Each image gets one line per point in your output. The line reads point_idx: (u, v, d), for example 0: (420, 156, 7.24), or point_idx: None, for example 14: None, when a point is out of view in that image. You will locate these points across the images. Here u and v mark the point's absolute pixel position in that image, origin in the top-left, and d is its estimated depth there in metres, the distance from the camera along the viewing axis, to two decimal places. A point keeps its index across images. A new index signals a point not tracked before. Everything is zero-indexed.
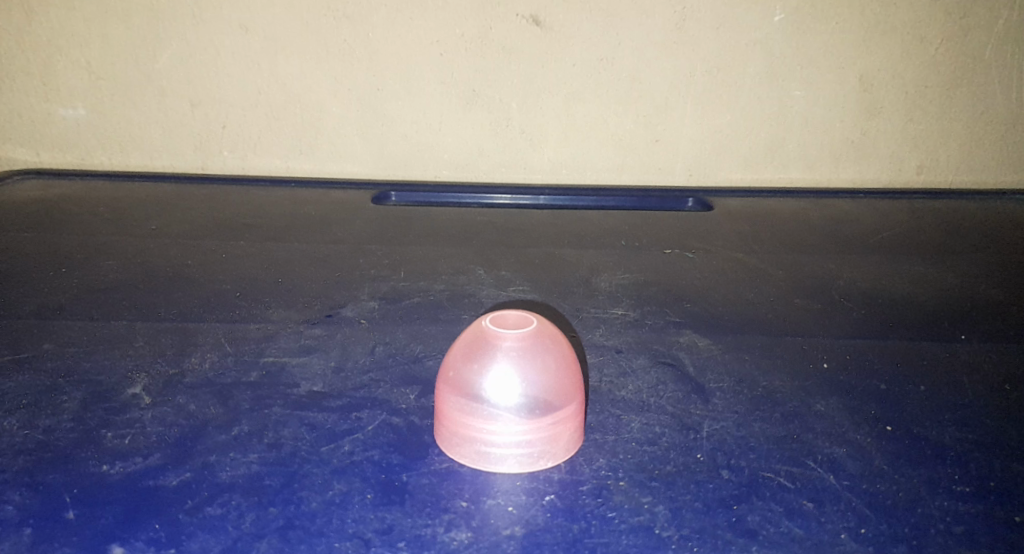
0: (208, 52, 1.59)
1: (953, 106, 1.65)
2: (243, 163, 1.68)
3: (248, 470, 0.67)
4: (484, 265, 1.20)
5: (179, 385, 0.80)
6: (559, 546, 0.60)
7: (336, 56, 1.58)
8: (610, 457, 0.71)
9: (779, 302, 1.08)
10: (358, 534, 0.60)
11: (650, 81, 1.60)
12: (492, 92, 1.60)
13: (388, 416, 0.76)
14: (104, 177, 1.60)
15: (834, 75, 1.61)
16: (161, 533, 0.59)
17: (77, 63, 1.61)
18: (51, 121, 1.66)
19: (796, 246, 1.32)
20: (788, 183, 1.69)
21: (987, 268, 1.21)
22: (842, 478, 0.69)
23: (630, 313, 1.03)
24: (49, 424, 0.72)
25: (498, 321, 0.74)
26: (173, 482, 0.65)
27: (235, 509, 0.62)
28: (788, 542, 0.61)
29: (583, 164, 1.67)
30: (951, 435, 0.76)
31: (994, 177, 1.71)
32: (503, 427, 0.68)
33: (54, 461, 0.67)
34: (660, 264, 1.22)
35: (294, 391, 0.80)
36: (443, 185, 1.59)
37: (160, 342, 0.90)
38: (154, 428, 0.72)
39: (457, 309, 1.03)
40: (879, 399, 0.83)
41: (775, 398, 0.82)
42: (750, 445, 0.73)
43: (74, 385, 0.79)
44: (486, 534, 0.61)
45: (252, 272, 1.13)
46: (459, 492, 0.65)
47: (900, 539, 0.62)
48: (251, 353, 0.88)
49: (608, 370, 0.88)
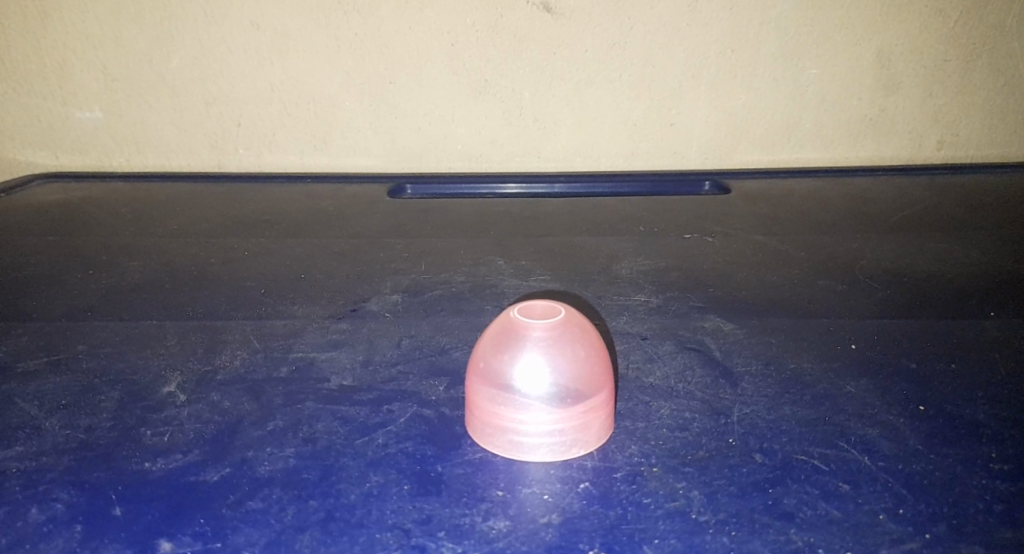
0: (221, 50, 1.60)
1: (972, 80, 1.63)
2: (257, 160, 1.68)
3: (286, 465, 0.68)
4: (503, 256, 1.20)
5: (212, 382, 0.81)
6: (597, 533, 0.60)
7: (347, 51, 1.59)
8: (641, 444, 0.71)
9: (802, 284, 1.08)
10: (397, 525, 0.61)
11: (663, 65, 1.59)
12: (504, 81, 1.60)
13: (418, 408, 0.76)
14: (123, 178, 1.61)
15: (850, 52, 1.59)
16: (206, 527, 0.60)
17: (92, 65, 1.62)
18: (68, 124, 1.67)
19: (816, 226, 1.31)
20: (805, 164, 1.68)
21: (1011, 243, 1.20)
22: (876, 459, 0.69)
23: (653, 299, 1.03)
24: (89, 424, 0.73)
25: (525, 312, 0.74)
26: (214, 478, 0.66)
27: (276, 503, 0.63)
28: (826, 524, 0.61)
29: (597, 151, 1.67)
30: (984, 412, 0.76)
31: (1015, 151, 1.70)
32: (534, 416, 0.68)
33: (96, 460, 0.68)
34: (680, 249, 1.22)
35: (325, 386, 0.81)
36: (458, 177, 1.59)
37: (189, 340, 0.91)
38: (191, 426, 0.73)
39: (480, 300, 1.03)
40: (909, 379, 0.82)
41: (804, 381, 0.82)
42: (781, 428, 0.74)
43: (109, 385, 0.80)
44: (523, 523, 0.61)
45: (274, 268, 1.14)
46: (494, 482, 0.66)
47: (939, 518, 0.62)
48: (280, 349, 0.89)
49: (634, 356, 0.88)
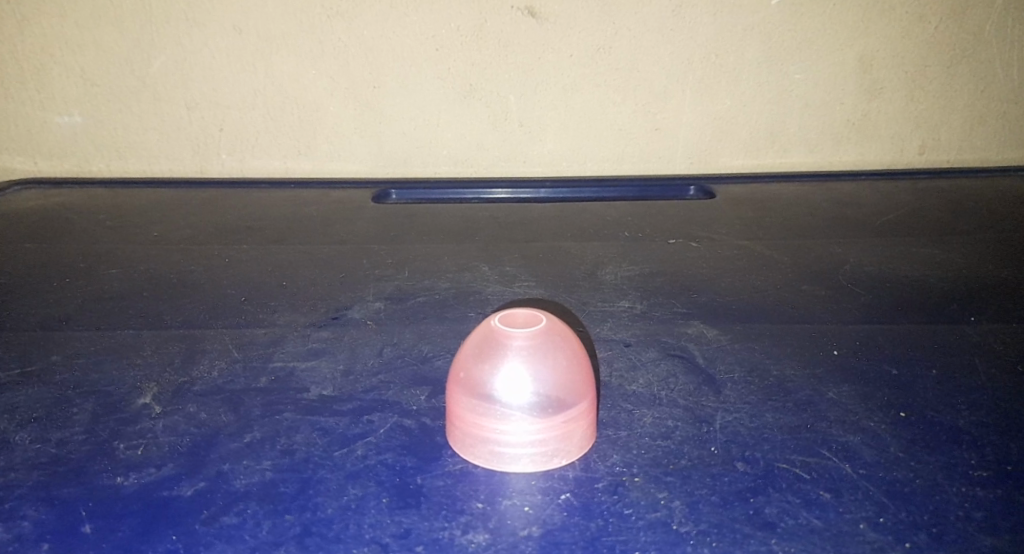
0: (203, 54, 1.58)
1: (955, 85, 1.64)
2: (241, 165, 1.67)
3: (263, 478, 0.67)
4: (488, 261, 1.19)
5: (189, 393, 0.80)
6: (577, 546, 0.59)
7: (332, 56, 1.57)
8: (624, 453, 0.71)
9: (786, 289, 1.07)
10: (375, 540, 0.60)
11: (649, 69, 1.59)
12: (490, 86, 1.60)
13: (399, 418, 0.76)
14: (104, 184, 1.59)
15: (834, 57, 1.60)
16: (178, 544, 0.59)
17: (72, 70, 1.60)
18: (47, 130, 1.65)
19: (801, 231, 1.31)
20: (790, 167, 1.69)
21: (993, 247, 1.21)
22: (858, 467, 0.69)
23: (637, 305, 1.03)
24: (62, 437, 0.72)
25: (507, 320, 0.74)
26: (188, 492, 0.65)
27: (251, 517, 0.62)
28: (807, 533, 0.61)
29: (583, 155, 1.66)
30: (966, 418, 0.76)
31: (997, 155, 1.70)
32: (516, 426, 0.67)
33: (68, 474, 0.67)
34: (665, 254, 1.22)
35: (304, 395, 0.80)
36: (444, 182, 1.58)
37: (167, 350, 0.89)
38: (166, 438, 0.72)
39: (464, 307, 1.02)
40: (891, 385, 0.82)
41: (787, 387, 0.82)
42: (764, 436, 0.73)
43: (83, 397, 0.79)
44: (503, 536, 0.60)
45: (256, 275, 1.13)
46: (474, 493, 0.65)
47: (920, 527, 0.61)
48: (260, 358, 0.88)
49: (617, 364, 0.87)
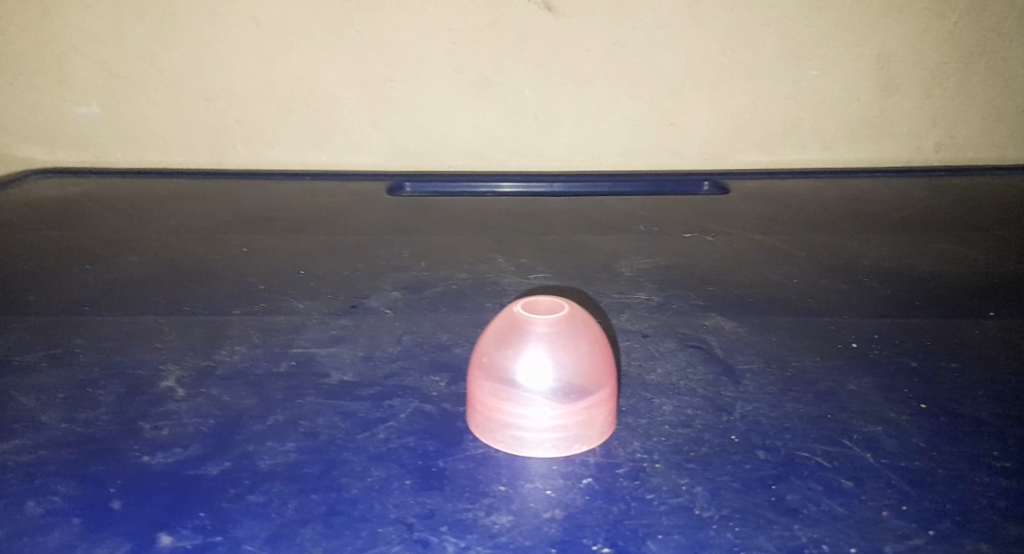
0: (221, 47, 1.59)
1: (972, 83, 1.63)
2: (257, 156, 1.68)
3: (287, 459, 0.67)
4: (504, 253, 1.19)
5: (212, 377, 0.80)
6: (600, 528, 0.60)
7: (348, 47, 1.58)
8: (644, 440, 0.71)
9: (803, 283, 1.07)
10: (400, 520, 0.60)
11: (664, 64, 1.59)
12: (504, 80, 1.60)
13: (420, 403, 0.76)
14: (121, 173, 1.61)
15: (850, 52, 1.59)
16: (206, 521, 0.60)
17: (92, 60, 1.61)
18: (65, 119, 1.66)
19: (818, 226, 1.31)
20: (804, 163, 1.68)
21: (1012, 245, 1.20)
22: (880, 456, 0.69)
23: (654, 297, 1.03)
24: (88, 417, 0.73)
25: (529, 306, 0.74)
26: (214, 472, 0.65)
27: (278, 496, 0.62)
28: (830, 520, 0.61)
29: (597, 149, 1.67)
30: (987, 410, 0.76)
31: (1013, 153, 1.70)
32: (538, 411, 0.67)
33: (96, 453, 0.67)
34: (680, 248, 1.22)
35: (326, 381, 0.80)
36: (459, 175, 1.59)
37: (188, 335, 0.90)
38: (191, 420, 0.72)
39: (481, 297, 1.03)
40: (911, 377, 0.82)
41: (806, 378, 0.82)
42: (784, 425, 0.73)
43: (108, 379, 0.79)
44: (526, 518, 0.61)
45: (274, 264, 1.13)
46: (497, 477, 0.65)
47: (944, 515, 0.61)
48: (280, 344, 0.88)
49: (636, 354, 0.88)
